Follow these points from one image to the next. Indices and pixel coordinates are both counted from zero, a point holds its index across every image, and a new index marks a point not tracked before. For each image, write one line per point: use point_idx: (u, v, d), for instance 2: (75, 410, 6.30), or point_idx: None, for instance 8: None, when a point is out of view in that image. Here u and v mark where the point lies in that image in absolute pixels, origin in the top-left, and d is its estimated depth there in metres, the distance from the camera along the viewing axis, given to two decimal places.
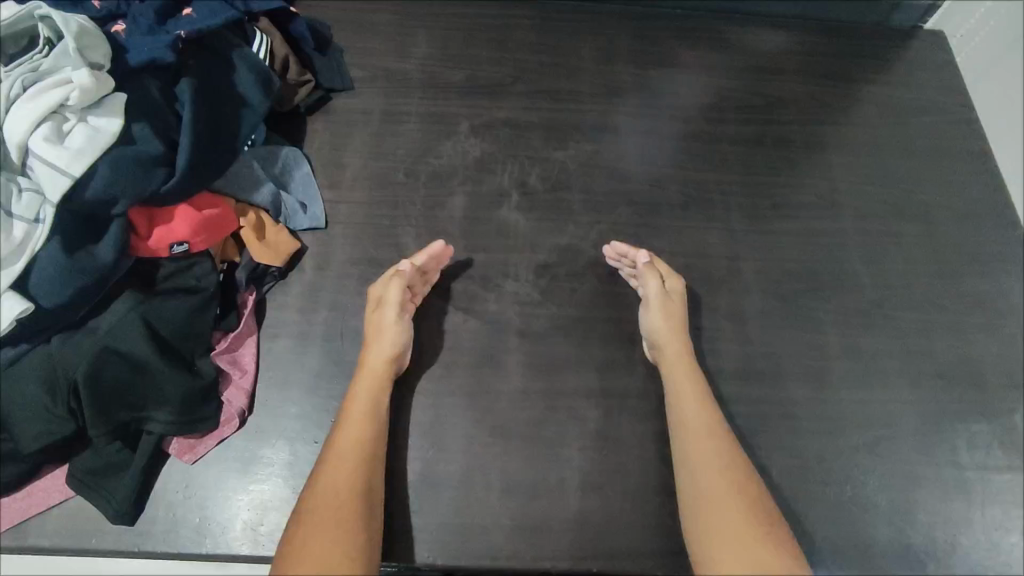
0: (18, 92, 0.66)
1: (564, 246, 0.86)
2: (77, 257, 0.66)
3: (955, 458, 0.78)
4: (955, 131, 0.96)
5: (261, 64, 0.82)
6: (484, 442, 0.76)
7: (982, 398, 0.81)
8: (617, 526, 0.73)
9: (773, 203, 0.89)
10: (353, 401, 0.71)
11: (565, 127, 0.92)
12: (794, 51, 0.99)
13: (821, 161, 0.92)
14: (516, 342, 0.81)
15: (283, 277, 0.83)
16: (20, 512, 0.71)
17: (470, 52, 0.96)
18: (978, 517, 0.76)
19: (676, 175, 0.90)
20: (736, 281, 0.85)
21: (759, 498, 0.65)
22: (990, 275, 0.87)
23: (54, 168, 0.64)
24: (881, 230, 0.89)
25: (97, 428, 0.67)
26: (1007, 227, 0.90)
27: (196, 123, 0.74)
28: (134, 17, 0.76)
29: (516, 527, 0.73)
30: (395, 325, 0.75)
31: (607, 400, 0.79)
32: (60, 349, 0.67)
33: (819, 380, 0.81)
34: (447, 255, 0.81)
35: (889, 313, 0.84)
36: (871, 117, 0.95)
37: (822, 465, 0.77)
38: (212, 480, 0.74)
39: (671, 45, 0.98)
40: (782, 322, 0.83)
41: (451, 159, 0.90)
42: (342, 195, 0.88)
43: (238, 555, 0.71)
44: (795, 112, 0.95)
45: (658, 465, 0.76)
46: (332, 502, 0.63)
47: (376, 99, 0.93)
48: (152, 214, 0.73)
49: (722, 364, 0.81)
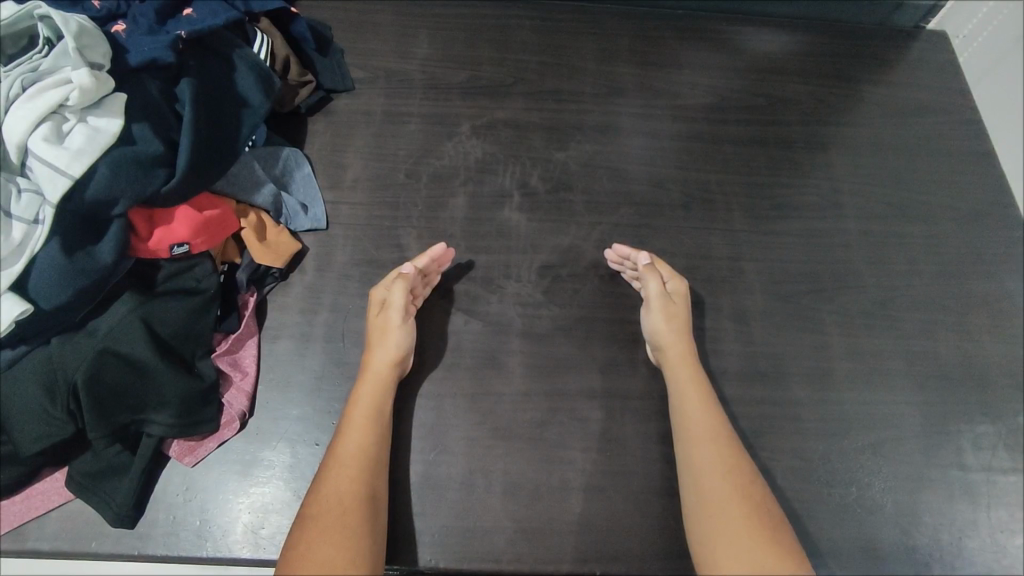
0: (18, 92, 0.66)
1: (566, 246, 0.86)
2: (76, 258, 0.65)
3: (960, 459, 0.77)
4: (958, 131, 0.95)
5: (261, 64, 0.82)
6: (486, 444, 0.76)
7: (986, 398, 0.80)
8: (620, 528, 0.73)
9: (776, 204, 0.89)
10: (355, 404, 0.71)
11: (566, 127, 0.92)
12: (794, 51, 0.99)
13: (823, 161, 0.92)
14: (518, 342, 0.80)
15: (284, 278, 0.83)
16: (19, 515, 0.71)
17: (471, 53, 0.96)
18: (983, 518, 0.75)
19: (678, 175, 0.90)
20: (738, 282, 0.85)
21: (765, 500, 0.64)
22: (994, 275, 0.87)
23: (53, 168, 0.64)
24: (884, 231, 0.88)
25: (97, 430, 0.66)
26: (1011, 226, 0.89)
27: (196, 123, 0.73)
28: (135, 17, 0.76)
29: (519, 530, 0.72)
30: (396, 326, 0.75)
31: (610, 402, 0.78)
32: (60, 351, 0.67)
33: (822, 381, 0.80)
34: (447, 257, 0.81)
35: (893, 313, 0.84)
36: (872, 117, 0.95)
37: (826, 467, 0.76)
38: (212, 483, 0.74)
39: (673, 45, 0.98)
40: (785, 323, 0.83)
41: (452, 160, 0.89)
42: (342, 196, 0.87)
43: (238, 558, 0.71)
44: (796, 112, 0.95)
45: (662, 467, 0.75)
46: (336, 508, 0.63)
47: (376, 99, 0.93)
48: (151, 215, 0.72)
49: (725, 365, 0.80)
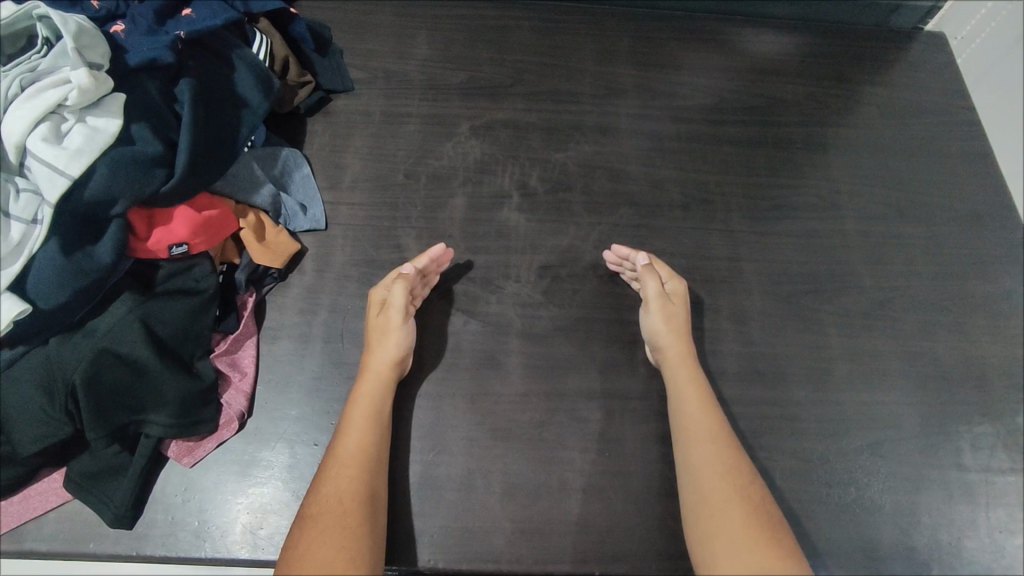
0: (16, 92, 0.66)
1: (565, 247, 0.86)
2: (75, 258, 0.65)
3: (958, 459, 0.77)
4: (956, 132, 0.95)
5: (261, 64, 0.82)
6: (485, 444, 0.76)
7: (985, 399, 0.80)
8: (619, 528, 0.72)
9: (775, 204, 0.89)
10: (354, 404, 0.71)
11: (565, 127, 0.92)
12: (793, 52, 0.99)
13: (822, 161, 0.92)
14: (517, 343, 0.80)
15: (283, 278, 0.83)
16: (17, 516, 0.71)
17: (471, 54, 0.96)
18: (982, 519, 0.75)
19: (677, 176, 0.90)
20: (737, 282, 0.85)
21: (764, 500, 0.64)
22: (992, 276, 0.87)
23: (52, 168, 0.63)
24: (882, 231, 0.89)
25: (96, 431, 0.66)
26: (1010, 227, 0.90)
27: (196, 123, 0.73)
28: (134, 17, 0.76)
29: (518, 530, 0.72)
30: (396, 327, 0.75)
31: (609, 402, 0.78)
32: (58, 351, 0.67)
33: (821, 381, 0.80)
34: (446, 257, 0.81)
35: (892, 314, 0.84)
36: (871, 118, 0.95)
37: (825, 467, 0.76)
38: (211, 483, 0.73)
39: (672, 46, 0.98)
40: (783, 323, 0.83)
41: (452, 160, 0.89)
42: (342, 196, 0.87)
43: (237, 559, 0.70)
44: (795, 113, 0.95)
45: (661, 467, 0.75)
46: (335, 508, 0.63)
47: (376, 100, 0.93)
48: (151, 215, 0.72)
49: (724, 366, 0.80)
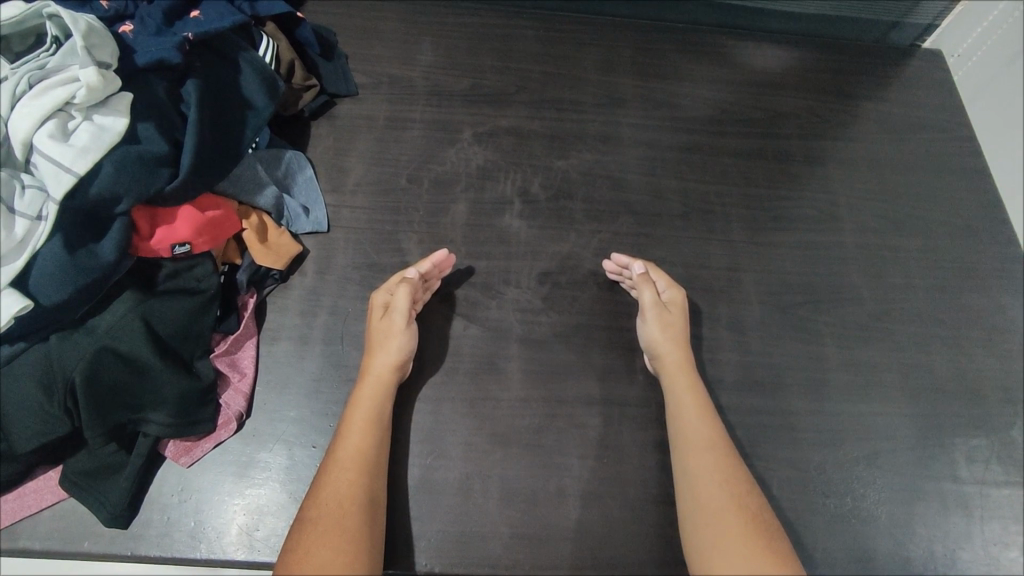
0: (24, 89, 0.66)
1: (566, 254, 0.86)
2: (78, 255, 0.65)
3: (954, 472, 0.78)
4: (954, 148, 0.97)
5: (267, 68, 0.81)
6: (483, 449, 0.76)
7: (982, 411, 0.81)
8: (617, 535, 0.73)
9: (774, 216, 0.90)
10: (354, 408, 0.71)
11: (567, 136, 0.93)
12: (795, 67, 1.00)
13: (821, 175, 0.93)
14: (516, 348, 0.81)
15: (284, 280, 0.83)
16: (13, 512, 0.71)
17: (475, 61, 0.97)
18: (977, 531, 0.75)
19: (678, 186, 0.91)
20: (736, 292, 0.85)
21: (761, 509, 0.65)
22: (989, 290, 0.88)
23: (57, 164, 0.64)
24: (880, 244, 0.89)
25: (94, 429, 0.67)
26: (1005, 243, 0.90)
27: (201, 124, 0.73)
28: (142, 18, 0.76)
29: (516, 536, 0.72)
30: (397, 332, 0.75)
31: (608, 409, 0.78)
32: (60, 349, 0.67)
33: (818, 391, 0.81)
34: (448, 263, 0.81)
35: (888, 326, 0.85)
36: (870, 133, 0.96)
37: (822, 476, 0.77)
38: (208, 483, 0.73)
39: (674, 57, 0.99)
40: (782, 333, 0.83)
41: (454, 166, 0.90)
42: (345, 199, 0.88)
43: (231, 560, 0.70)
44: (796, 126, 0.96)
45: (659, 475, 0.75)
46: (334, 511, 0.63)
47: (380, 105, 0.93)
48: (154, 214, 0.72)
49: (723, 375, 0.81)
